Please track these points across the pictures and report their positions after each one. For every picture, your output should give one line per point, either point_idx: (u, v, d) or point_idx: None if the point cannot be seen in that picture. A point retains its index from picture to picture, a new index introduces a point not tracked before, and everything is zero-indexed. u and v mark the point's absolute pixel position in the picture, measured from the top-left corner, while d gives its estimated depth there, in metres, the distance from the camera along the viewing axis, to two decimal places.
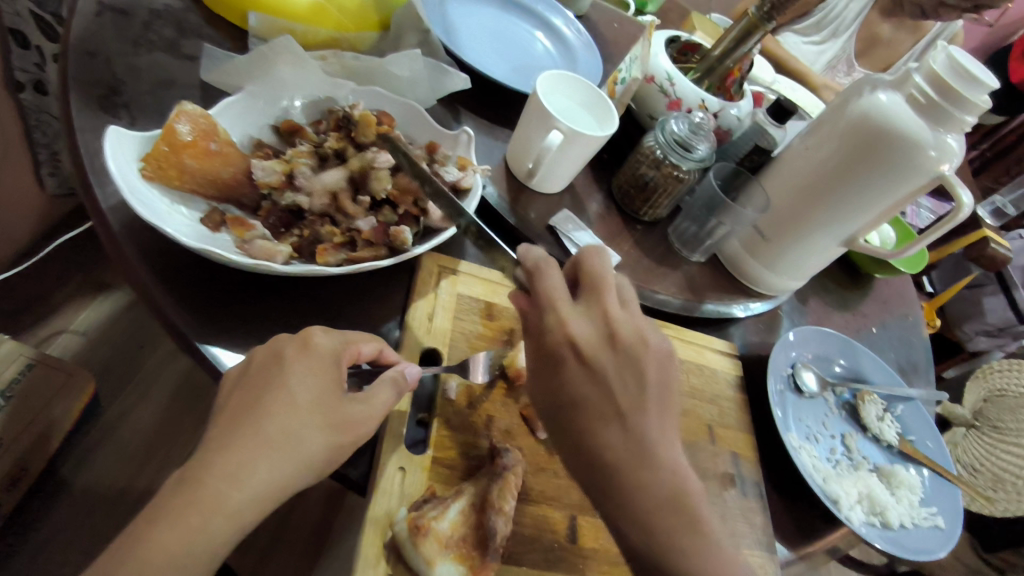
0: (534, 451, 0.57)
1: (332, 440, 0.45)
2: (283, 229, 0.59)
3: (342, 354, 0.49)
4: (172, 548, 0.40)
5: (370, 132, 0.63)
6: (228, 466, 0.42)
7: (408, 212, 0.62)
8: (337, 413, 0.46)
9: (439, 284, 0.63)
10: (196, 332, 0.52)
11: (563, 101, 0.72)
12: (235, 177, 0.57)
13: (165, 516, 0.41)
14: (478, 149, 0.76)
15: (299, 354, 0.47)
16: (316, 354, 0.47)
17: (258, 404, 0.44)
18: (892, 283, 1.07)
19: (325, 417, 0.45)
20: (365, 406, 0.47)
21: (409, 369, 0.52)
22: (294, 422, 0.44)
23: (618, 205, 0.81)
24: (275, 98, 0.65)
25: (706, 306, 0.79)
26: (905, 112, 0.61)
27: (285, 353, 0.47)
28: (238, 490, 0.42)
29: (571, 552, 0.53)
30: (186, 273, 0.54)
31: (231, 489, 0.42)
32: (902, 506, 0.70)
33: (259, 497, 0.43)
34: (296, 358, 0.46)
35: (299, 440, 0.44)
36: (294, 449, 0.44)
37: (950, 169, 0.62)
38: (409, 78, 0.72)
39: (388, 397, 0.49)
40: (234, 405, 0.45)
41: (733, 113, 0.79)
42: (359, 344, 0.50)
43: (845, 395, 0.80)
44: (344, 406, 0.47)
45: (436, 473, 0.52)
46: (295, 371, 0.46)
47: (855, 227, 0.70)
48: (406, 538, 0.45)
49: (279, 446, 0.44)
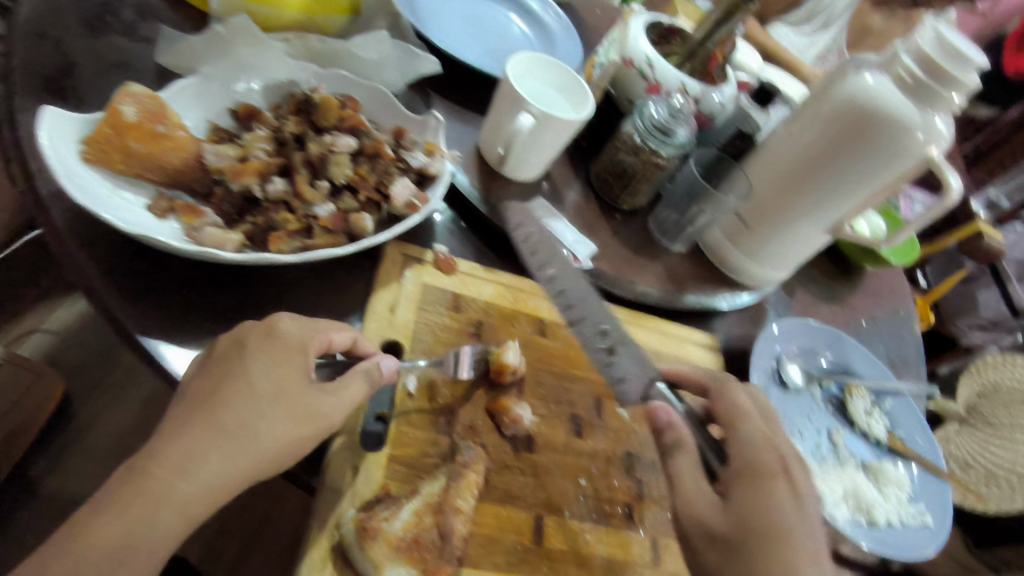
0: (500, 448, 0.54)
1: (295, 433, 0.43)
2: (237, 216, 0.56)
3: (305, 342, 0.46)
4: (111, 540, 0.38)
5: (332, 116, 0.61)
6: (178, 455, 0.41)
7: (369, 199, 0.59)
8: (301, 404, 0.44)
9: (403, 275, 0.60)
10: (138, 323, 0.49)
11: (536, 84, 0.69)
12: (186, 162, 0.54)
13: (108, 503, 0.39)
14: (449, 136, 0.74)
15: (260, 342, 0.45)
16: (267, 342, 0.45)
17: (215, 394, 0.43)
18: (882, 276, 1.04)
19: (290, 407, 0.43)
20: (335, 398, 0.45)
21: (383, 362, 0.50)
22: (250, 412, 0.42)
23: (596, 194, 0.79)
24: (231, 80, 0.61)
25: (687, 297, 0.75)
26: (890, 93, 0.58)
27: (247, 341, 0.45)
28: (185, 482, 0.40)
29: (536, 553, 0.50)
30: (130, 262, 0.52)
31: (180, 480, 0.40)
32: (891, 506, 0.67)
33: (211, 489, 0.41)
34: (255, 348, 0.44)
35: (255, 430, 0.42)
36: (249, 440, 0.42)
37: (937, 153, 0.59)
38: (376, 60, 0.69)
39: (362, 389, 0.47)
40: (185, 394, 0.43)
41: (715, 99, 0.75)
42: (332, 334, 0.48)
43: (832, 389, 0.77)
44: (310, 396, 0.44)
45: (393, 472, 0.49)
46: (250, 364, 0.44)
47: (840, 214, 0.68)
48: (354, 540, 0.44)
49: (232, 436, 0.42)
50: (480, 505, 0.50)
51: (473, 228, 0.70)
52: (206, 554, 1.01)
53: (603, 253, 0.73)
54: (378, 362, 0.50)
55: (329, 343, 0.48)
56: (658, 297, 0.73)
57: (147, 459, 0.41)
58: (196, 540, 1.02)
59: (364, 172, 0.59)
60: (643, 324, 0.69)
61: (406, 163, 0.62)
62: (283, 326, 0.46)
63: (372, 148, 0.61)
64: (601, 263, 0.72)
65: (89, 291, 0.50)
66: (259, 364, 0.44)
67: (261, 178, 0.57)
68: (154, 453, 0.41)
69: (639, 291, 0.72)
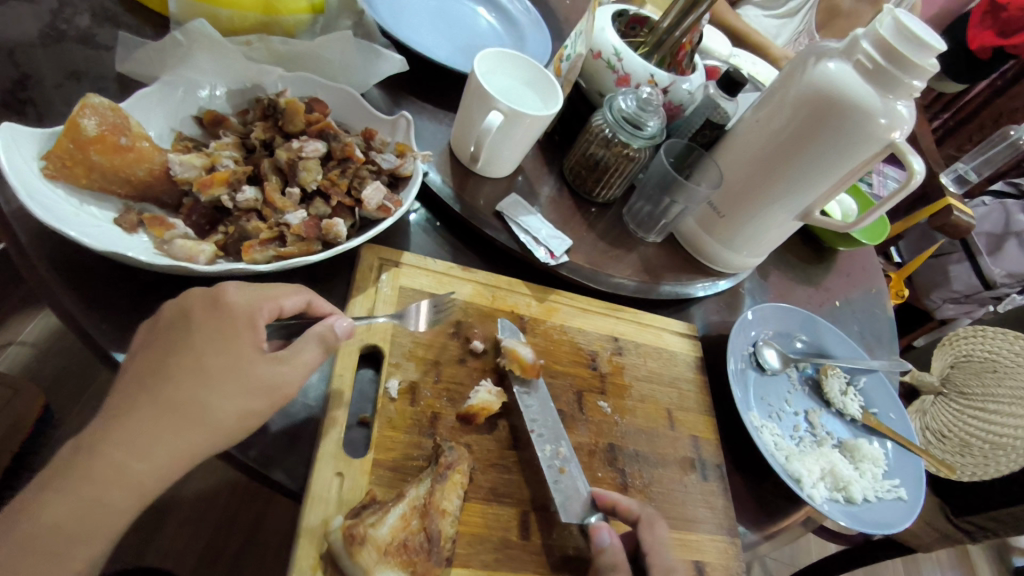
0: (483, 446, 0.54)
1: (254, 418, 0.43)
2: (208, 227, 0.55)
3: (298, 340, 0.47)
4: None
5: (300, 121, 0.60)
6: (148, 447, 0.40)
7: (341, 204, 0.59)
8: (251, 381, 0.43)
9: (380, 278, 0.60)
10: (104, 336, 0.48)
11: (504, 80, 0.70)
12: (151, 174, 0.53)
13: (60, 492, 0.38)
14: (420, 135, 0.74)
15: (206, 313, 0.44)
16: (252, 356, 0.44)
17: (162, 368, 0.42)
18: (854, 256, 1.06)
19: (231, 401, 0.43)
20: (294, 375, 0.45)
21: (338, 324, 0.49)
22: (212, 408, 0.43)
23: (570, 186, 0.79)
24: (194, 87, 0.60)
25: (662, 287, 0.76)
26: (853, 81, 0.59)
27: (194, 312, 0.44)
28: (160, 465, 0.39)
29: (524, 549, 0.50)
30: (96, 273, 0.51)
31: (144, 462, 0.40)
32: (866, 480, 0.70)
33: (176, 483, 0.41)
34: (210, 334, 0.44)
35: (209, 412, 0.42)
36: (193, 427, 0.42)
37: (900, 136, 0.61)
38: (340, 61, 0.69)
39: (315, 354, 0.47)
40: None
41: (684, 88, 0.76)
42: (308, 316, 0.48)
43: (807, 369, 0.79)
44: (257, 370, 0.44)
45: (377, 476, 0.49)
46: (229, 359, 0.43)
47: (811, 199, 0.69)
48: (341, 547, 0.43)
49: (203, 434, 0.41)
50: (466, 505, 0.50)
51: (449, 227, 0.71)
52: (201, 559, 1.01)
53: (578, 247, 0.73)
54: (332, 325, 0.49)
55: (278, 311, 0.47)
56: (635, 288, 0.75)
57: (116, 461, 0.40)
58: (192, 547, 1.02)
59: (334, 177, 0.59)
60: (622, 314, 0.70)
61: (377, 165, 0.62)
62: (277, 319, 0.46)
63: (342, 152, 0.60)
64: (577, 256, 0.72)
65: (51, 301, 0.49)
66: (228, 354, 0.43)
67: (229, 187, 0.56)
68: (130, 453, 0.39)
69: (616, 283, 0.73)
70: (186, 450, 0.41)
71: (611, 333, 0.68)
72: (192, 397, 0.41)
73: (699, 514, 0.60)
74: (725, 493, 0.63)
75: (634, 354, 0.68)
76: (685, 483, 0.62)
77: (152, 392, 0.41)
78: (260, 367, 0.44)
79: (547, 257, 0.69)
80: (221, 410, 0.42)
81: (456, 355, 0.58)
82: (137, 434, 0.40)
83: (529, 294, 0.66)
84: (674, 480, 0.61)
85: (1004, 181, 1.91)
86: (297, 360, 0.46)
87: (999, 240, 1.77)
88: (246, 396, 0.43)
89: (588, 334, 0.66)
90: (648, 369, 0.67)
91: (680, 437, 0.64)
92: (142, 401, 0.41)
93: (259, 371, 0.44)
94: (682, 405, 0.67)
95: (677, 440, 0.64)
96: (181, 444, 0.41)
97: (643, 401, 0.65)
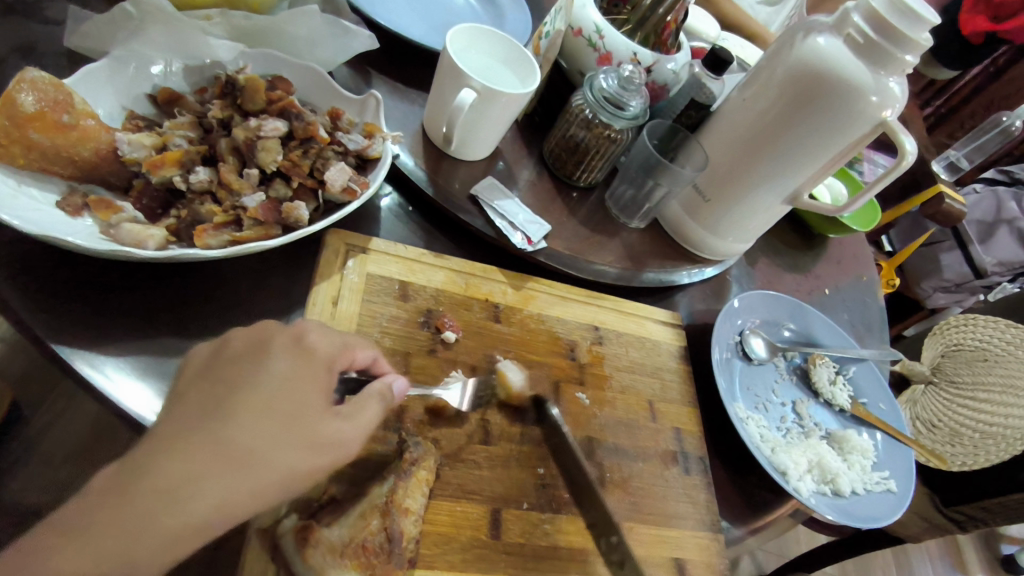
0: (452, 441, 0.51)
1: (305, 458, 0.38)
2: (159, 211, 0.52)
3: (338, 360, 0.43)
4: None
5: (260, 99, 0.57)
6: None
7: (303, 186, 0.55)
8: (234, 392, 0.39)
9: (347, 265, 0.57)
10: (42, 327, 0.45)
11: (480, 59, 0.66)
12: (98, 154, 0.50)
13: None
14: (391, 115, 0.71)
15: (248, 341, 0.40)
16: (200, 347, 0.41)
17: (225, 401, 0.37)
18: (845, 243, 1.04)
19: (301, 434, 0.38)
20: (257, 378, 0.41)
21: (396, 383, 0.46)
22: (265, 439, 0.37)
23: (550, 170, 0.76)
24: (147, 62, 0.57)
25: (645, 275, 0.74)
26: (843, 57, 0.56)
27: (271, 343, 0.40)
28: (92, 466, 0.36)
29: (494, 549, 0.48)
30: (36, 260, 0.48)
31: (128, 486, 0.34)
32: (854, 472, 0.68)
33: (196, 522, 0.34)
34: None
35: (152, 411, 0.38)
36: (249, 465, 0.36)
37: (892, 115, 0.58)
38: (306, 37, 0.66)
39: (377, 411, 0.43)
40: None
41: (670, 67, 0.72)
42: (356, 351, 0.45)
43: (796, 359, 0.77)
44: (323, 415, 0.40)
45: (338, 473, 0.46)
46: (254, 376, 0.38)
47: (799, 182, 0.66)
48: (292, 549, 0.40)
49: None
50: (431, 503, 0.48)
51: (422, 212, 0.68)
52: None
53: (558, 233, 0.71)
54: (391, 384, 0.46)
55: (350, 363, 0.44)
56: (617, 275, 0.72)
57: None
58: None
59: (296, 157, 0.56)
60: (603, 302, 0.67)
61: (343, 146, 0.58)
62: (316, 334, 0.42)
63: (305, 132, 0.57)
64: (556, 242, 0.70)
65: None
66: (275, 379, 0.39)
67: (182, 168, 0.53)
68: None
69: (597, 270, 0.71)
70: (214, 499, 0.35)
71: (591, 322, 0.65)
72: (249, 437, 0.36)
73: (682, 510, 0.58)
74: (708, 487, 0.60)
75: (615, 344, 0.65)
76: (667, 477, 0.59)
77: (213, 432, 0.36)
78: (324, 421, 0.39)
79: (524, 242, 0.66)
80: (278, 461, 0.37)
81: (425, 346, 0.56)
82: (184, 475, 0.34)
83: (505, 281, 0.63)
84: (655, 474, 0.59)
85: (995, 169, 1.90)
86: (358, 415, 0.42)
87: (990, 228, 1.76)
88: (308, 450, 0.38)
89: (567, 323, 0.64)
90: (629, 359, 0.65)
91: (661, 429, 0.62)
92: (185, 441, 0.35)
93: (322, 428, 0.39)
94: (664, 395, 0.64)
95: (658, 433, 0.61)
96: (221, 489, 0.35)
97: (624, 392, 0.62)
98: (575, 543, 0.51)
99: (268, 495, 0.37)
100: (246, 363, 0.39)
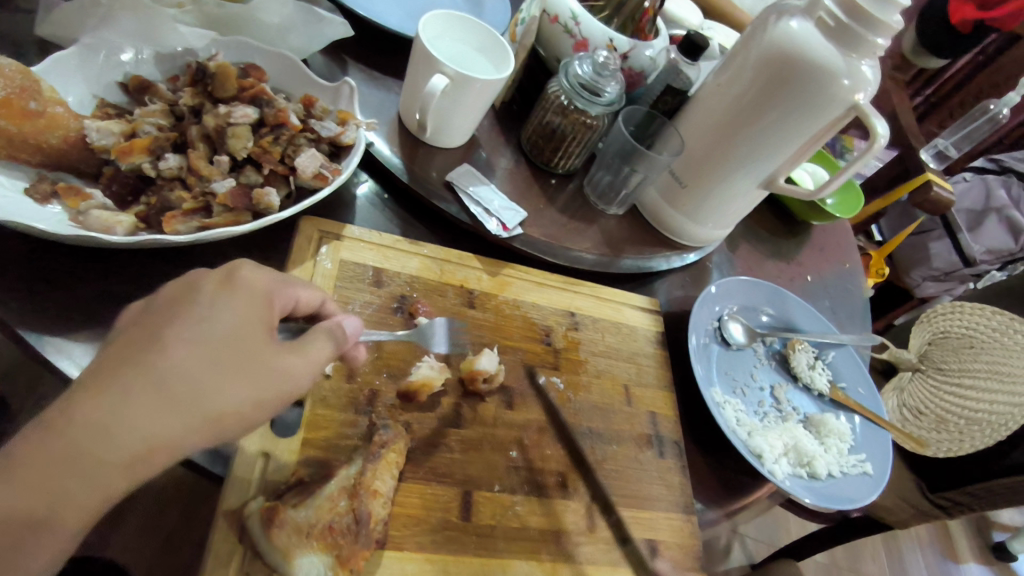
0: (424, 424, 0.52)
1: (249, 393, 0.39)
2: (130, 199, 0.52)
3: (276, 297, 0.42)
4: None
5: (231, 86, 0.57)
6: None
7: (274, 172, 0.55)
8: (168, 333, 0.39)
9: (319, 252, 0.57)
10: (10, 314, 0.45)
11: (454, 46, 0.66)
12: (66, 141, 0.50)
13: None
14: (367, 103, 0.71)
15: (184, 288, 0.40)
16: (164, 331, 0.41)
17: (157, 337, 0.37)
18: (828, 230, 1.04)
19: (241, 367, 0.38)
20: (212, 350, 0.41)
21: (347, 322, 0.45)
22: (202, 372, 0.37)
23: (528, 157, 0.76)
24: (117, 50, 0.56)
25: (623, 262, 0.74)
26: (814, 39, 0.56)
27: (202, 285, 0.40)
28: None
29: (465, 531, 0.48)
30: (5, 248, 0.48)
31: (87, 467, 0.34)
32: (831, 455, 0.68)
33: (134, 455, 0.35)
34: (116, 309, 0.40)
35: None
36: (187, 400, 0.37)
37: (864, 98, 0.58)
38: (279, 25, 0.66)
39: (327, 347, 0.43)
40: None
41: (647, 54, 0.72)
42: (298, 291, 0.44)
43: (775, 345, 0.78)
44: (268, 350, 0.40)
45: (307, 457, 0.46)
46: (185, 320, 0.38)
47: (774, 167, 0.66)
48: (258, 529, 0.41)
49: None
50: (402, 486, 0.48)
51: (399, 200, 0.68)
52: None
53: (535, 220, 0.71)
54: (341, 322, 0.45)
55: (292, 304, 0.44)
56: (594, 261, 0.72)
57: None
58: None
59: (267, 144, 0.56)
60: (580, 288, 0.67)
61: (316, 133, 0.58)
62: (245, 274, 0.42)
63: (275, 118, 0.57)
64: (533, 229, 0.70)
65: None
66: (207, 319, 0.38)
67: (151, 155, 0.52)
68: None
69: (575, 256, 0.71)
70: (152, 435, 0.35)
71: (567, 308, 0.65)
72: (179, 371, 0.36)
73: (656, 492, 0.58)
74: (682, 470, 0.61)
75: (591, 329, 0.65)
76: (641, 460, 0.60)
77: (145, 367, 0.36)
78: (269, 357, 0.40)
79: (499, 229, 0.66)
80: (222, 396, 0.37)
81: (398, 331, 0.56)
82: (113, 408, 0.35)
83: (480, 268, 0.63)
84: (630, 457, 0.59)
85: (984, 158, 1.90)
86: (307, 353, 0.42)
87: (979, 217, 1.76)
88: (252, 385, 0.39)
89: (542, 309, 0.64)
90: (605, 344, 0.65)
91: (636, 413, 0.62)
92: (116, 376, 0.35)
93: (267, 361, 0.40)
94: (640, 380, 0.64)
95: (634, 417, 0.62)
96: (160, 423, 0.35)
97: (600, 377, 0.63)
98: (547, 525, 0.52)
99: (216, 427, 0.37)
100: (173, 312, 0.38)
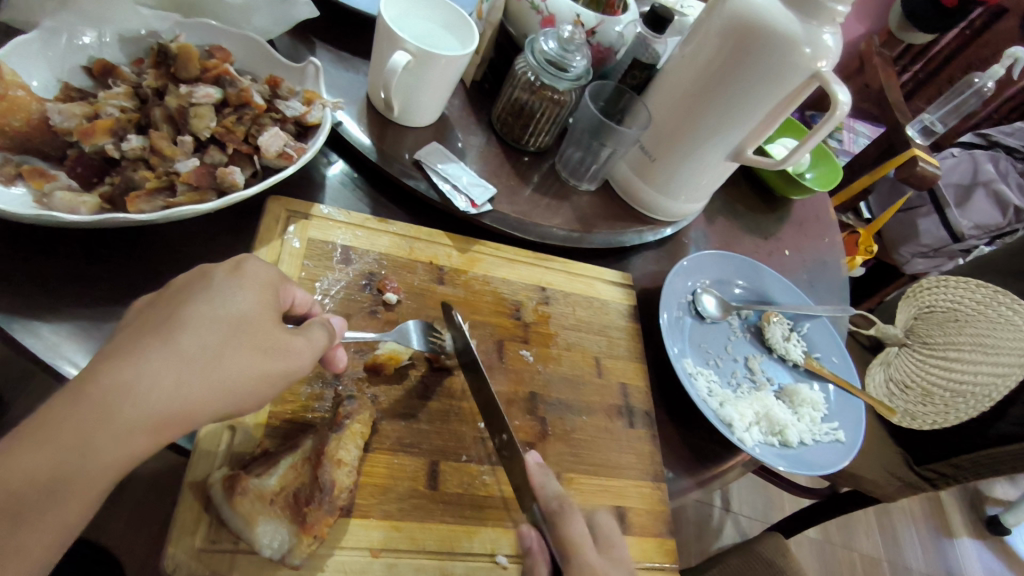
0: (391, 396, 0.53)
1: (258, 364, 0.39)
2: (95, 179, 0.52)
3: (279, 285, 0.44)
4: None
5: (194, 67, 0.57)
6: None
7: (238, 151, 0.56)
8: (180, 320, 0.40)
9: (287, 231, 0.57)
10: None
11: (421, 24, 0.66)
12: (30, 124, 0.50)
13: None
14: (334, 83, 0.71)
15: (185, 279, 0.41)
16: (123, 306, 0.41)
17: (173, 317, 0.38)
18: (806, 204, 1.04)
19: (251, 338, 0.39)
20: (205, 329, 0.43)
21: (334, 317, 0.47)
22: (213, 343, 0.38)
23: (500, 136, 0.76)
24: (79, 33, 0.57)
25: (595, 237, 0.74)
26: (775, 8, 0.56)
27: (213, 273, 0.41)
28: None
29: (432, 499, 0.49)
30: None
31: None
32: (803, 424, 0.69)
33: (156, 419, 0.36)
34: None
35: None
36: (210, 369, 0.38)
37: (827, 66, 0.58)
38: (242, 6, 0.65)
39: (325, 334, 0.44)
40: None
41: (614, 29, 0.72)
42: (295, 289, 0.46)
43: (750, 317, 0.78)
44: (276, 328, 0.41)
45: (273, 429, 0.47)
46: (182, 307, 0.39)
47: (742, 138, 0.67)
48: (221, 497, 0.42)
49: None
50: (368, 456, 0.49)
51: (370, 180, 0.69)
52: None
53: (506, 197, 0.71)
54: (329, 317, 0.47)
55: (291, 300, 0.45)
56: (565, 236, 0.72)
57: None
58: None
59: (230, 123, 0.56)
60: (551, 263, 0.68)
61: (280, 113, 0.59)
62: (252, 264, 0.43)
63: (239, 98, 0.57)
64: (504, 206, 0.70)
65: None
66: (206, 301, 0.39)
67: (115, 137, 0.53)
68: None
69: (547, 231, 0.71)
70: (157, 411, 0.36)
71: (538, 283, 0.66)
72: (198, 344, 0.38)
73: (625, 461, 0.59)
74: (652, 439, 0.62)
75: (562, 303, 0.66)
76: (611, 430, 0.60)
77: (166, 343, 0.37)
78: (275, 331, 0.41)
79: (468, 205, 0.66)
80: (231, 366, 0.38)
81: (366, 307, 0.57)
82: (136, 375, 0.35)
83: (450, 245, 0.64)
84: (600, 427, 0.60)
85: (971, 133, 1.90)
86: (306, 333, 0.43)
87: (967, 191, 1.76)
88: (259, 354, 0.40)
89: (512, 284, 0.65)
90: (576, 318, 0.66)
91: (607, 384, 0.63)
92: (137, 352, 0.36)
93: (272, 336, 0.41)
94: (611, 352, 0.65)
95: (604, 388, 0.62)
96: (172, 388, 0.36)
97: (570, 349, 0.63)
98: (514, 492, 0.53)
99: (228, 397, 0.38)
100: (181, 298, 0.40)
